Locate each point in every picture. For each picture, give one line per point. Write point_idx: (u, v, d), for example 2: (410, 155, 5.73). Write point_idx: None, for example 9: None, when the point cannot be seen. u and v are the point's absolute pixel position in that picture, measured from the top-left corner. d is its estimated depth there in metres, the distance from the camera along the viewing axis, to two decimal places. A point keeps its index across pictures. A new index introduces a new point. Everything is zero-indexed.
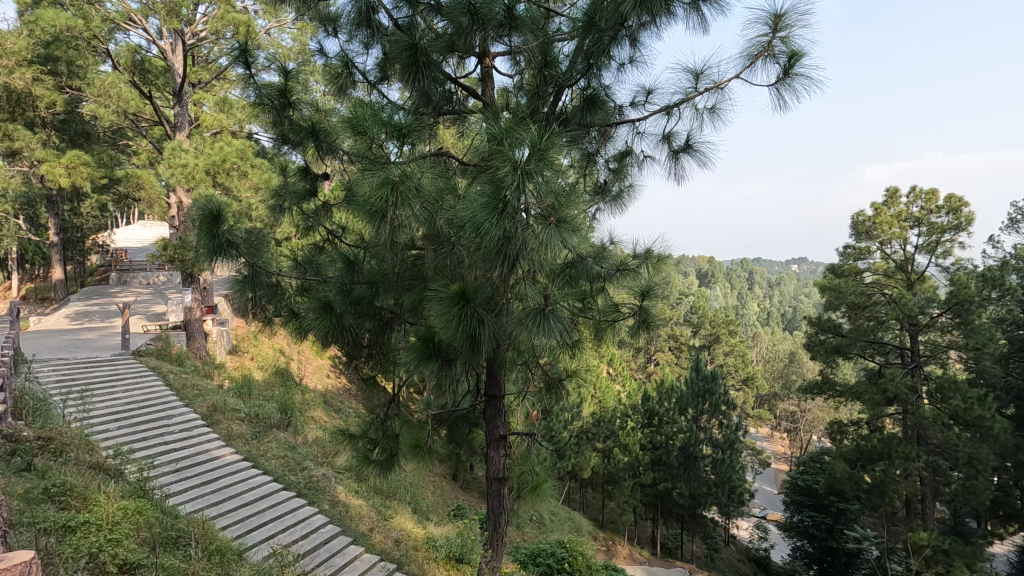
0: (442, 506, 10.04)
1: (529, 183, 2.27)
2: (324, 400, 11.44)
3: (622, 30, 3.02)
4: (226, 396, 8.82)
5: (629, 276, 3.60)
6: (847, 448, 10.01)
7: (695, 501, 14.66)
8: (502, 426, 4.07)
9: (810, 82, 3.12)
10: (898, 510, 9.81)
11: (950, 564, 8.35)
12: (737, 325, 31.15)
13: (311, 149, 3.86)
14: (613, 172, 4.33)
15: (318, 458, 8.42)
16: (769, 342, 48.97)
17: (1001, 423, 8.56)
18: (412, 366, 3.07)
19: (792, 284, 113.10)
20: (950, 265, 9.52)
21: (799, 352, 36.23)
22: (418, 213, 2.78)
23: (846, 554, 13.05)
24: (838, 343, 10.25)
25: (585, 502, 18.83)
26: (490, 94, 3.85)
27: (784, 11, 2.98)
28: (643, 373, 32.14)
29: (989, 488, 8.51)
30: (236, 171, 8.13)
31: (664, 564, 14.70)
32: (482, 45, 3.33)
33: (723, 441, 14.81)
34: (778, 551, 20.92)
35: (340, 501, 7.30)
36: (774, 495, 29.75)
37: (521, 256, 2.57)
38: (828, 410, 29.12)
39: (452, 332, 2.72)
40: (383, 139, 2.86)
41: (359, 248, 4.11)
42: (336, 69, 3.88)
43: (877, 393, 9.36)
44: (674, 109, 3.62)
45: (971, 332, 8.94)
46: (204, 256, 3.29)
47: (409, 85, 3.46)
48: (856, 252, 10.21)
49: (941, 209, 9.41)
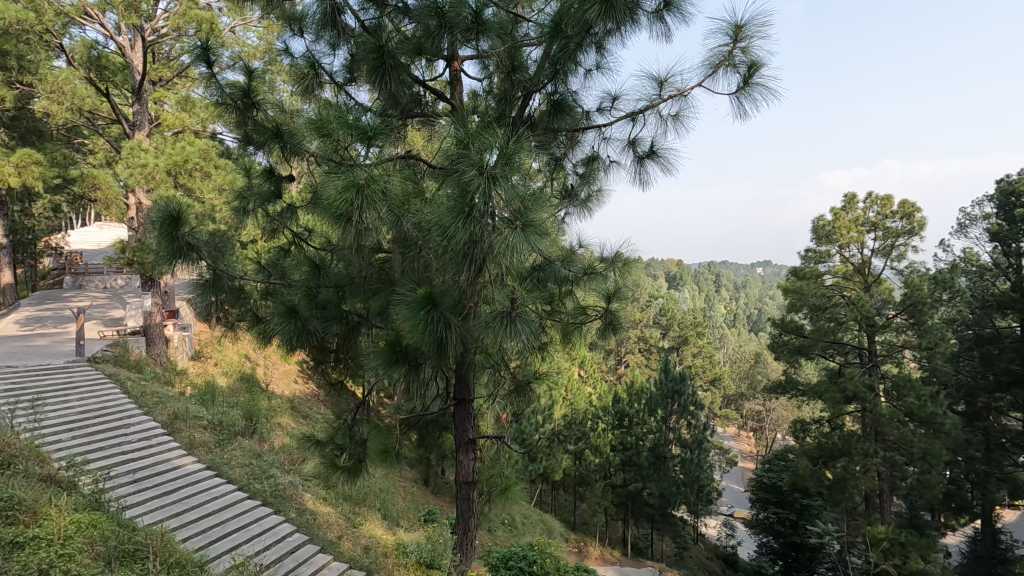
0: (413, 512, 9.97)
1: (496, 188, 2.28)
2: (291, 406, 11.22)
3: (588, 36, 3.07)
4: (189, 403, 8.55)
5: (597, 279, 3.66)
6: (810, 446, 10.31)
7: (665, 501, 14.88)
8: (471, 430, 4.04)
9: (769, 92, 3.22)
10: (857, 505, 10.12)
11: (906, 555, 8.64)
12: (704, 327, 31.93)
13: (276, 150, 3.78)
14: (581, 177, 4.39)
15: (284, 466, 8.24)
16: (735, 343, 50.41)
17: (951, 420, 8.98)
18: (379, 370, 3.04)
19: (757, 287, 116.22)
20: (905, 268, 9.89)
21: (764, 354, 37.33)
22: (385, 216, 2.76)
23: (810, 549, 13.51)
24: (800, 344, 10.57)
25: (557, 504, 18.97)
26: (459, 98, 3.84)
27: (744, 22, 3.07)
28: (614, 375, 32.60)
29: (941, 482, 8.88)
30: (199, 172, 7.93)
31: (635, 563, 14.84)
32: (451, 48, 3.33)
33: (691, 441, 15.13)
34: (745, 548, 21.45)
35: (307, 509, 7.19)
36: (740, 493, 30.56)
37: (488, 260, 2.57)
38: (791, 409, 30.17)
39: (419, 336, 2.71)
40: (350, 142, 2.82)
41: (325, 251, 4.08)
42: (302, 69, 3.82)
43: (836, 391, 9.68)
44: (638, 116, 3.68)
45: (924, 332, 9.32)
46: (163, 259, 3.18)
47: (377, 88, 3.42)
48: (817, 255, 10.52)
49: (895, 214, 9.81)
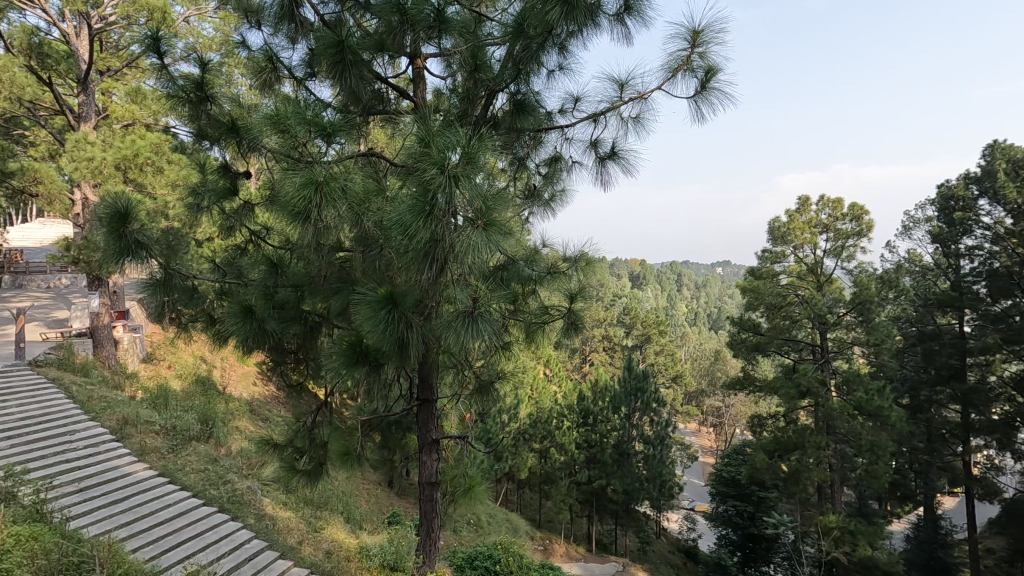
0: (377, 515, 9.84)
1: (457, 187, 2.27)
2: (249, 409, 10.91)
3: (551, 37, 3.09)
4: (139, 408, 8.21)
5: (560, 279, 3.70)
6: (767, 440, 10.66)
7: (629, 497, 15.19)
8: (435, 430, 4.01)
9: (725, 96, 3.31)
10: (811, 496, 10.51)
11: (855, 543, 9.02)
12: (666, 326, 32.57)
13: (232, 145, 3.66)
14: (545, 177, 4.42)
15: (242, 471, 8.02)
16: (696, 341, 51.75)
17: (896, 413, 9.43)
18: (339, 371, 2.98)
19: (717, 287, 119.49)
20: (854, 268, 10.23)
21: (723, 351, 38.47)
22: (345, 215, 2.71)
23: (766, 540, 14.01)
24: (757, 341, 10.92)
25: (523, 503, 19.07)
26: (421, 97, 3.80)
27: (701, 28, 3.15)
28: (578, 373, 33.03)
29: (888, 472, 9.32)
30: (151, 167, 7.61)
31: (599, 559, 15.05)
32: (413, 45, 3.29)
33: (654, 437, 15.46)
34: (705, 541, 22.13)
35: (266, 515, 7.03)
36: (700, 487, 31.41)
37: (450, 258, 2.56)
38: (749, 404, 31.24)
39: (380, 335, 2.67)
40: (309, 138, 2.75)
41: (283, 249, 3.99)
42: (260, 62, 3.71)
43: (791, 387, 10.04)
44: (600, 118, 3.72)
45: (871, 329, 9.82)
46: (110, 258, 3.04)
47: (337, 84, 3.35)
48: (772, 256, 10.94)
49: (846, 217, 10.23)
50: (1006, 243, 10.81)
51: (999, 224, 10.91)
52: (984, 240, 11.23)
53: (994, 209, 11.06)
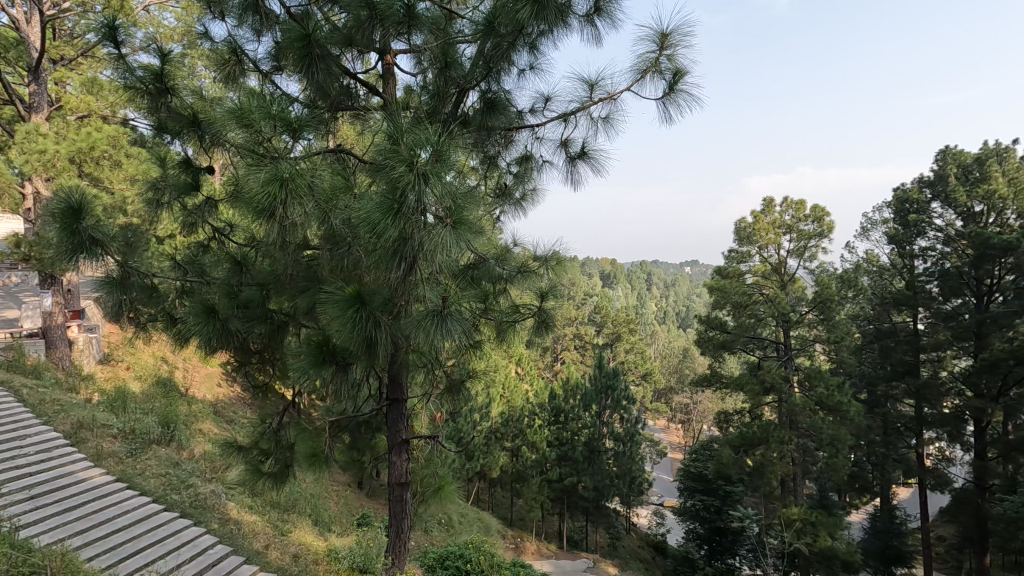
0: (346, 517, 9.70)
1: (427, 185, 2.25)
2: (213, 410, 10.63)
3: (522, 36, 3.09)
4: (96, 411, 7.90)
5: (531, 277, 3.71)
6: (734, 435, 10.85)
7: (599, 493, 15.43)
8: (405, 430, 3.97)
9: (692, 98, 3.37)
10: (775, 489, 10.81)
11: (816, 534, 9.31)
12: (636, 324, 33.04)
13: (194, 140, 3.55)
14: (516, 176, 4.42)
15: (205, 474, 7.81)
16: (665, 339, 52.73)
17: (855, 407, 9.78)
18: (305, 372, 2.92)
19: (687, 286, 121.88)
20: (816, 268, 10.56)
21: (691, 350, 39.39)
22: (312, 212, 2.65)
23: (732, 533, 14.37)
24: (724, 339, 11.17)
25: (495, 502, 19.09)
26: (392, 93, 3.75)
27: (669, 30, 3.20)
28: (550, 372, 33.27)
29: (847, 465, 9.66)
30: (107, 160, 7.37)
31: (570, 556, 15.17)
32: (383, 41, 3.24)
33: (624, 434, 15.69)
34: (673, 535, 22.58)
35: (231, 519, 6.86)
36: (669, 483, 32.02)
37: (419, 257, 2.53)
38: (715, 401, 32.06)
39: (348, 335, 2.63)
40: (274, 133, 2.68)
41: (248, 247, 3.89)
42: (223, 54, 3.59)
43: (756, 383, 10.31)
44: (570, 117, 3.74)
45: (832, 327, 10.18)
46: (61, 255, 2.90)
47: (304, 78, 3.27)
48: (738, 255, 11.10)
49: (808, 218, 10.52)
50: (956, 244, 11.31)
51: (950, 226, 11.41)
52: (936, 241, 11.72)
53: (946, 212, 11.56)
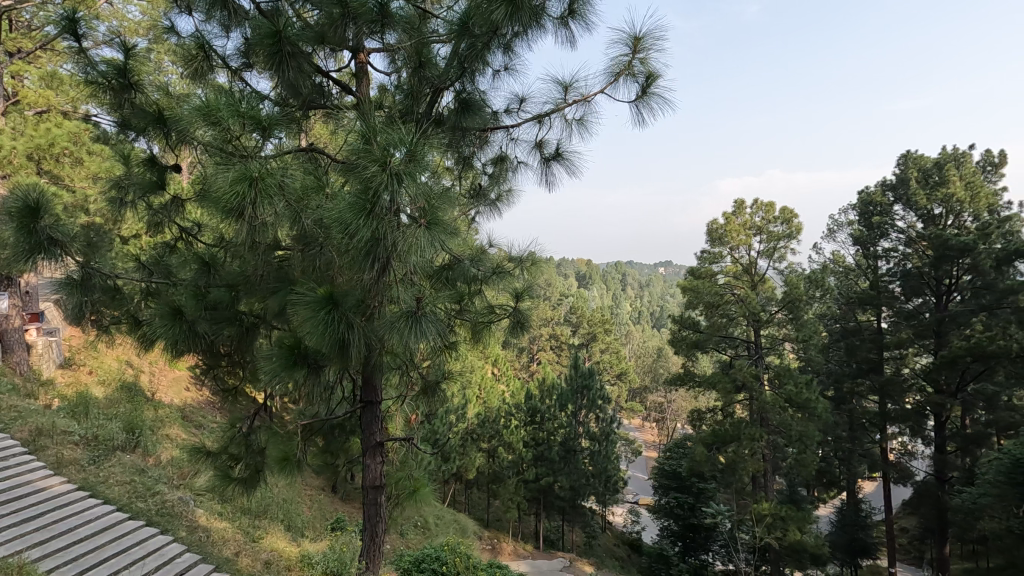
0: (320, 521, 9.56)
1: (400, 185, 2.23)
2: (181, 415, 10.35)
3: (496, 37, 3.09)
4: (55, 417, 7.60)
5: (506, 278, 3.72)
6: (706, 432, 10.98)
7: (575, 492, 15.54)
8: (379, 433, 3.91)
9: (665, 102, 3.42)
10: (746, 485, 11.03)
11: (786, 528, 9.53)
12: (611, 324, 33.37)
13: (159, 137, 3.45)
14: (491, 177, 4.43)
15: (173, 481, 7.60)
16: (640, 339, 53.41)
17: (822, 404, 10.05)
18: (275, 375, 2.86)
19: (661, 287, 123.60)
20: (785, 268, 10.80)
21: (665, 349, 40.02)
22: (282, 212, 2.60)
23: (705, 529, 14.64)
24: (697, 338, 11.35)
25: (471, 503, 19.05)
26: (365, 92, 3.70)
27: (642, 34, 3.24)
28: (526, 373, 33.39)
29: (815, 460, 9.92)
30: (68, 157, 7.12)
31: (546, 555, 15.22)
32: (356, 39, 3.19)
33: (599, 433, 15.85)
34: (648, 533, 22.88)
35: (200, 526, 6.69)
36: (644, 481, 32.44)
37: (393, 257, 2.49)
38: (689, 400, 32.67)
39: (320, 337, 2.58)
40: (243, 131, 2.62)
41: (217, 248, 3.79)
42: (190, 49, 3.48)
43: (728, 382, 10.52)
44: (545, 118, 3.75)
45: (800, 326, 10.45)
46: (16, 256, 2.78)
47: (274, 76, 3.20)
48: (711, 256, 11.33)
49: (777, 219, 10.77)
50: (917, 245, 11.71)
51: (911, 228, 11.81)
52: (898, 242, 12.13)
53: (907, 214, 11.96)
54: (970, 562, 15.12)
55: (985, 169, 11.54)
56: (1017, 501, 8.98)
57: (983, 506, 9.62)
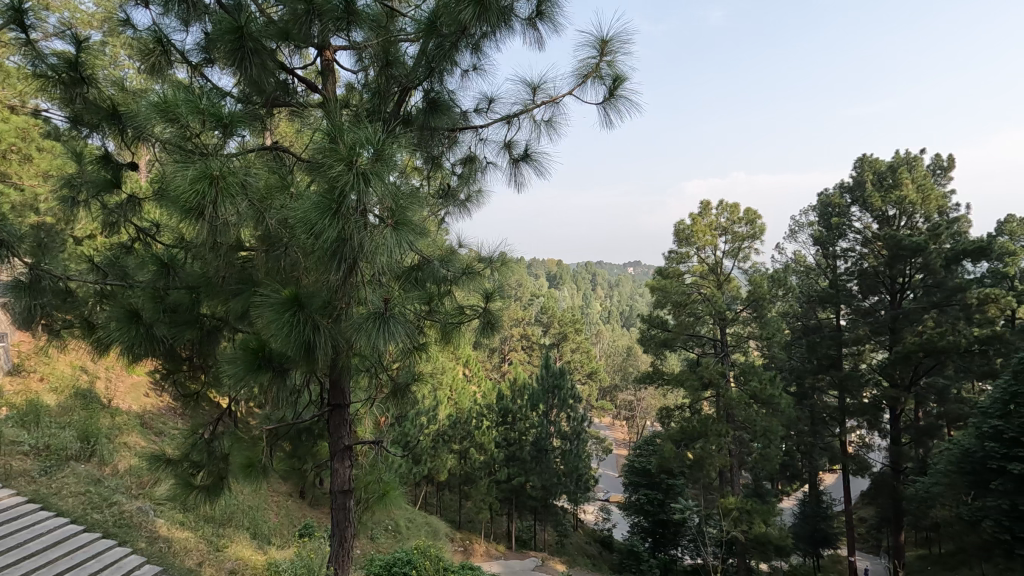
0: (287, 528, 9.36)
1: (368, 185, 2.20)
2: (140, 422, 9.98)
3: (464, 37, 3.09)
4: (2, 427, 7.21)
5: (475, 279, 3.71)
6: (675, 429, 11.22)
7: (547, 492, 15.65)
8: (347, 436, 3.84)
9: (631, 104, 3.46)
10: (713, 480, 11.28)
11: (751, 521, 9.78)
12: (581, 324, 33.70)
13: (114, 134, 3.31)
14: (460, 177, 4.40)
15: (131, 491, 7.33)
16: (610, 338, 54.10)
17: (785, 400, 10.35)
18: (238, 379, 2.78)
19: (630, 287, 125.37)
20: (749, 268, 11.08)
21: (635, 348, 40.61)
22: (244, 211, 2.53)
23: (675, 525, 14.97)
24: (665, 337, 11.55)
25: (443, 505, 19.00)
26: (332, 90, 3.62)
27: (609, 37, 3.28)
28: (498, 373, 33.42)
29: (778, 455, 10.22)
30: (16, 154, 6.82)
31: (519, 555, 15.26)
32: (322, 37, 3.14)
33: (570, 432, 16.22)
34: (619, 530, 23.22)
35: (160, 537, 6.47)
36: (614, 479, 32.90)
37: (359, 258, 2.45)
38: (658, 397, 33.30)
39: (284, 339, 2.53)
40: (204, 128, 2.54)
41: (176, 249, 3.66)
42: (146, 43, 3.31)
43: (695, 379, 10.77)
44: (513, 119, 3.75)
45: (764, 324, 10.75)
46: None
47: (235, 72, 3.10)
48: (678, 256, 11.51)
49: (742, 220, 11.04)
50: (873, 245, 12.17)
51: (867, 229, 12.27)
52: (856, 242, 12.54)
53: (864, 216, 12.41)
54: (923, 549, 15.79)
55: (935, 172, 12.09)
56: (966, 488, 9.50)
57: (935, 494, 10.08)
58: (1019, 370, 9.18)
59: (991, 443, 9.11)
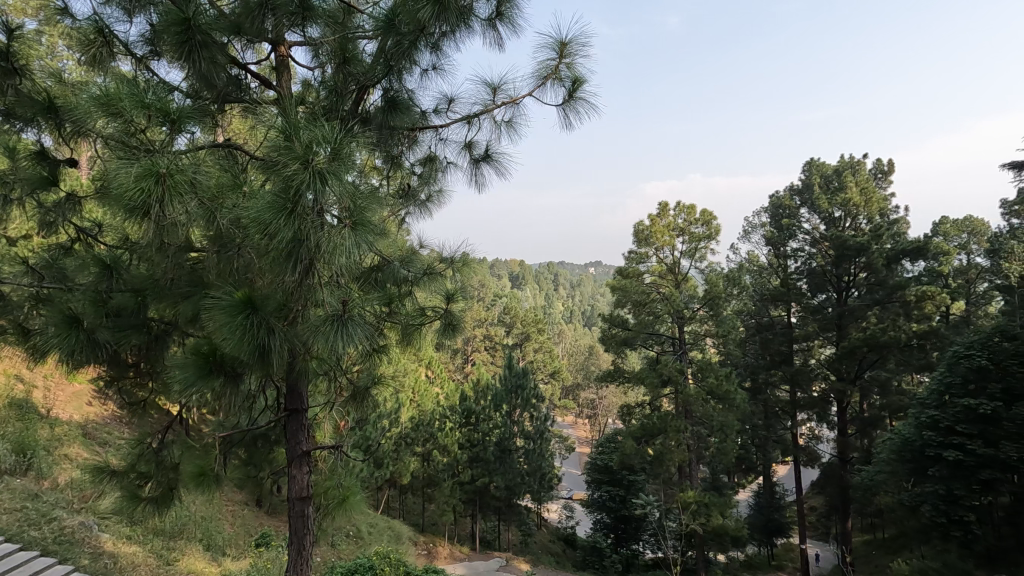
0: (243, 538, 9.06)
1: (325, 184, 2.15)
2: (82, 432, 9.45)
3: (423, 36, 3.06)
4: None
5: (436, 280, 3.68)
6: (636, 426, 11.43)
7: (511, 492, 15.70)
8: (305, 442, 3.73)
9: (590, 107, 3.51)
10: (673, 475, 11.54)
11: (709, 514, 10.05)
12: (544, 324, 34.04)
13: (51, 129, 3.12)
14: (420, 177, 4.37)
15: (72, 505, 6.94)
16: (572, 338, 54.75)
17: (740, 395, 10.69)
18: (188, 385, 2.66)
19: (591, 287, 127.13)
20: (706, 267, 11.40)
21: (596, 347, 41.23)
22: (194, 210, 2.43)
23: (636, 520, 15.28)
24: (625, 336, 11.74)
25: (406, 509, 18.82)
26: (286, 86, 3.52)
27: (568, 39, 3.31)
28: (461, 374, 33.35)
29: (734, 448, 10.55)
30: None
31: (483, 556, 15.24)
32: (276, 31, 3.07)
33: (533, 432, 16.28)
34: (582, 528, 23.52)
35: (106, 552, 6.15)
36: (577, 476, 33.32)
37: (316, 258, 2.40)
38: (619, 395, 34.00)
39: (237, 344, 2.45)
40: (150, 124, 2.43)
41: (120, 250, 3.49)
42: (86, 33, 3.11)
43: (655, 377, 10.99)
44: (473, 120, 3.74)
45: (720, 322, 11.08)
46: None
47: (183, 66, 2.97)
48: (637, 256, 11.72)
49: (698, 221, 11.35)
50: (821, 245, 12.70)
51: (816, 229, 12.79)
52: (805, 243, 13.05)
53: (812, 217, 12.94)
54: (869, 534, 16.60)
55: (876, 176, 12.73)
56: (907, 475, 10.02)
57: (879, 482, 10.61)
58: (953, 362, 9.78)
59: (929, 432, 9.65)
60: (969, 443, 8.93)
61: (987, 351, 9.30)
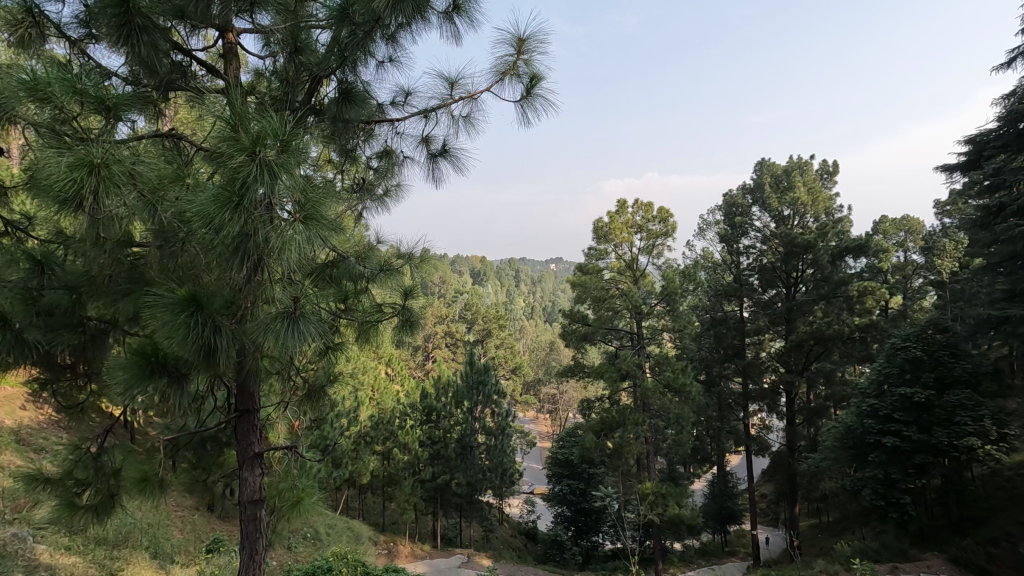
0: (194, 544, 8.75)
1: (274, 177, 2.08)
2: (15, 439, 8.87)
3: (378, 27, 3.00)
4: None
5: (393, 277, 3.60)
6: (596, 420, 11.58)
7: (472, 488, 15.72)
8: (257, 443, 3.60)
9: (548, 104, 3.52)
10: (631, 468, 11.79)
11: (666, 503, 10.34)
12: (505, 320, 34.06)
13: None
14: (377, 172, 4.28)
15: (4, 516, 6.50)
16: (533, 334, 55.06)
17: (695, 388, 11.03)
18: (128, 387, 2.53)
19: (552, 283, 128.41)
20: (662, 264, 11.67)
21: (557, 343, 41.60)
22: (132, 203, 2.31)
23: (595, 512, 15.56)
24: (584, 331, 11.83)
25: (366, 508, 18.58)
26: (234, 75, 3.37)
27: (526, 36, 3.31)
28: (421, 372, 33.08)
29: (690, 439, 10.88)
30: None
31: (444, 553, 15.23)
32: (223, 17, 2.94)
33: (495, 428, 16.28)
34: (543, 521, 23.81)
35: (44, 564, 5.82)
36: (538, 471, 33.65)
37: (265, 254, 2.32)
38: (579, 391, 34.49)
39: (180, 343, 2.34)
40: (85, 111, 2.31)
41: (53, 245, 3.28)
42: (13, 13, 2.80)
43: (613, 371, 11.18)
44: (431, 114, 3.70)
45: (676, 317, 11.36)
46: None
47: (120, 52, 2.80)
48: (597, 253, 11.85)
49: (655, 218, 11.60)
50: (771, 242, 12.95)
51: (766, 228, 13.12)
52: (756, 240, 13.40)
53: (763, 215, 13.38)
54: (814, 518, 17.46)
55: (823, 177, 13.29)
56: (849, 461, 10.57)
57: (824, 468, 11.13)
58: (891, 354, 10.33)
59: (868, 420, 10.10)
60: (905, 429, 9.46)
61: (921, 343, 9.94)
